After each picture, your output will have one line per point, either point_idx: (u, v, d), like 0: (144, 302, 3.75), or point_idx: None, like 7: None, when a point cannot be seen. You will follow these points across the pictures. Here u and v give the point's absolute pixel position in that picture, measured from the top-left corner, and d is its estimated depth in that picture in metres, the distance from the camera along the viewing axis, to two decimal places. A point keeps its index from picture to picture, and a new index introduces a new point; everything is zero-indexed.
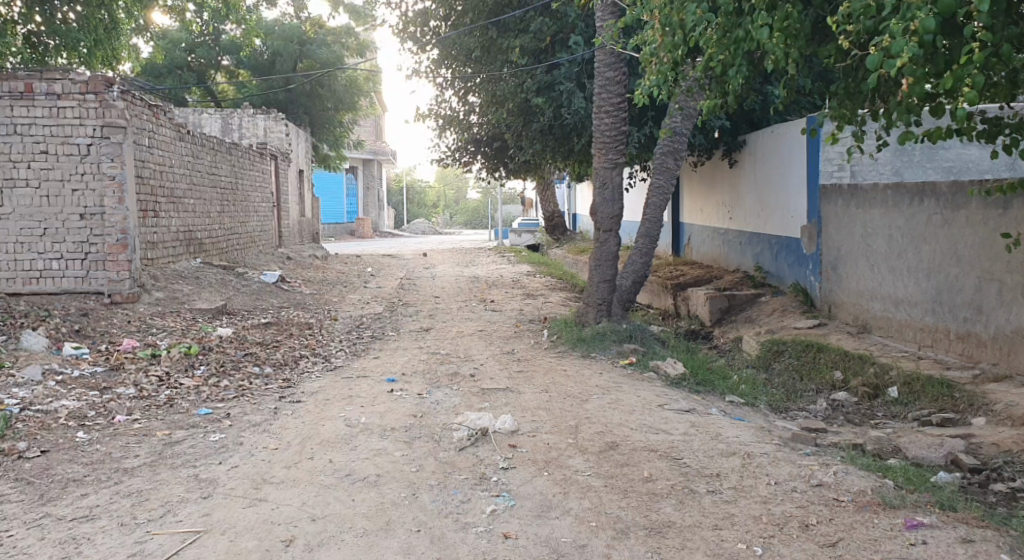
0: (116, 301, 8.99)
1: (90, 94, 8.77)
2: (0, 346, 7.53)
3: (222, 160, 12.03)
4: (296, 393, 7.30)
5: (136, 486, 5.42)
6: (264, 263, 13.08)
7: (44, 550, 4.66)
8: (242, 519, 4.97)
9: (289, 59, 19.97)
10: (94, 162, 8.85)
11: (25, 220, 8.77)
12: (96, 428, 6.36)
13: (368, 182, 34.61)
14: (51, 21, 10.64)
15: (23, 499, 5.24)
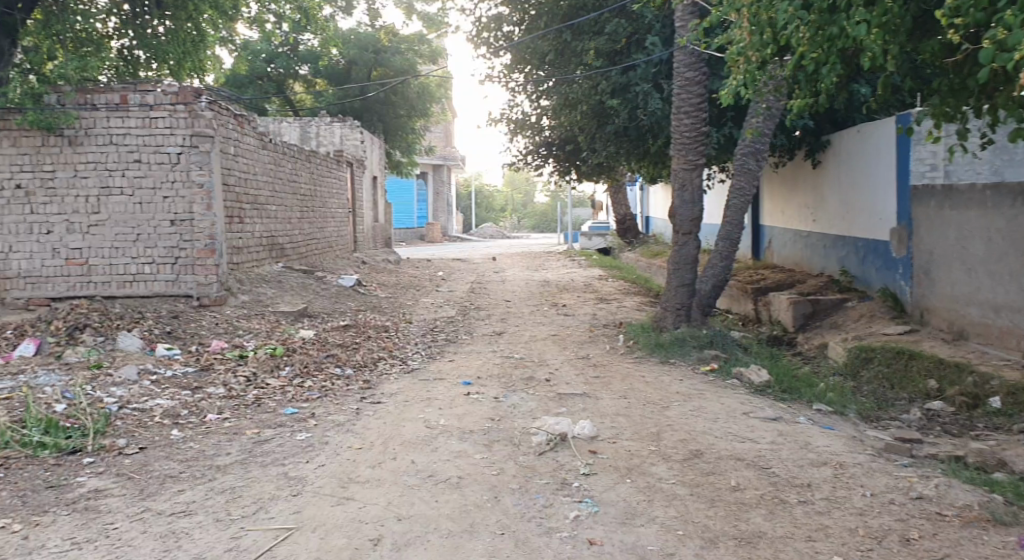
0: (205, 304, 9.21)
1: (181, 105, 9.04)
2: (99, 347, 7.92)
3: (302, 168, 12.27)
4: (375, 395, 7.36)
5: (229, 484, 5.53)
6: (342, 268, 13.28)
7: (146, 542, 4.79)
8: (332, 517, 5.03)
9: (364, 68, 20.24)
10: (184, 169, 9.11)
11: (120, 227, 9.08)
12: (190, 426, 6.53)
13: (438, 188, 34.82)
14: (143, 34, 10.92)
15: (125, 493, 5.41)
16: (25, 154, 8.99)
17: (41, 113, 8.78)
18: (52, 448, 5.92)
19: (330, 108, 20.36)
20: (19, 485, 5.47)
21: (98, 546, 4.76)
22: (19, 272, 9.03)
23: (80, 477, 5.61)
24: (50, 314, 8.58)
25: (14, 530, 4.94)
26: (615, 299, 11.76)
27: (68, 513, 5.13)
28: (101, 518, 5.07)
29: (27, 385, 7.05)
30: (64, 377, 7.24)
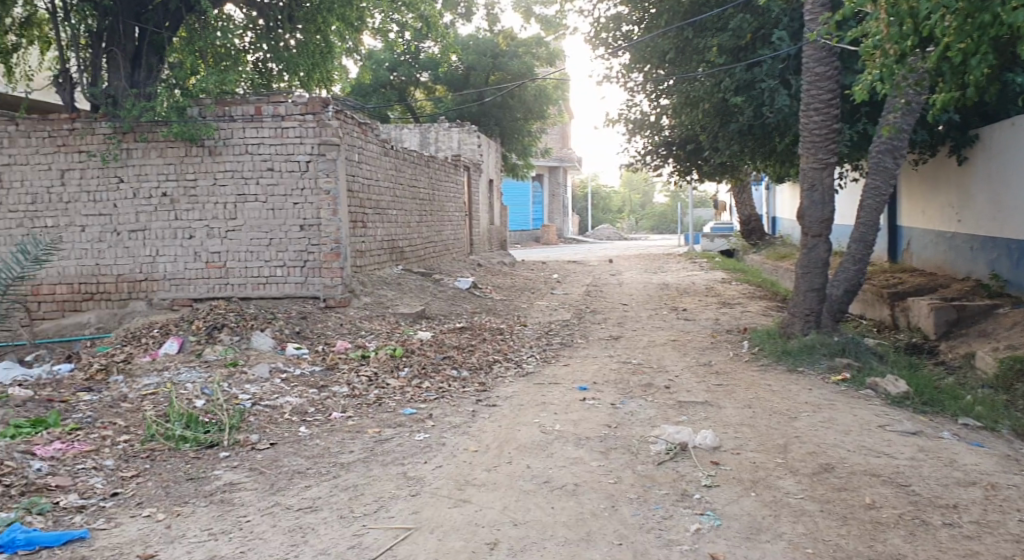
0: (330, 306, 9.42)
1: (309, 115, 9.28)
2: (235, 346, 8.35)
3: (421, 173, 12.40)
4: (490, 397, 7.33)
5: (352, 481, 5.75)
6: (459, 270, 13.39)
7: (276, 536, 5.02)
8: (449, 519, 5.15)
9: (482, 73, 20.38)
10: (312, 177, 9.34)
11: (255, 231, 9.41)
12: (316, 424, 6.77)
13: (554, 190, 34.75)
14: (276, 48, 10.92)
15: (256, 487, 5.67)
16: (170, 164, 9.43)
17: (185, 124, 9.19)
18: (192, 442, 6.23)
19: (448, 113, 20.65)
20: (162, 476, 5.81)
21: (232, 538, 5.00)
22: (164, 274, 9.53)
23: (217, 470, 5.91)
24: (191, 314, 9.01)
25: (157, 519, 5.24)
26: (739, 303, 11.35)
27: (206, 505, 5.41)
28: (235, 511, 5.32)
29: (171, 381, 7.48)
30: (204, 374, 7.64)
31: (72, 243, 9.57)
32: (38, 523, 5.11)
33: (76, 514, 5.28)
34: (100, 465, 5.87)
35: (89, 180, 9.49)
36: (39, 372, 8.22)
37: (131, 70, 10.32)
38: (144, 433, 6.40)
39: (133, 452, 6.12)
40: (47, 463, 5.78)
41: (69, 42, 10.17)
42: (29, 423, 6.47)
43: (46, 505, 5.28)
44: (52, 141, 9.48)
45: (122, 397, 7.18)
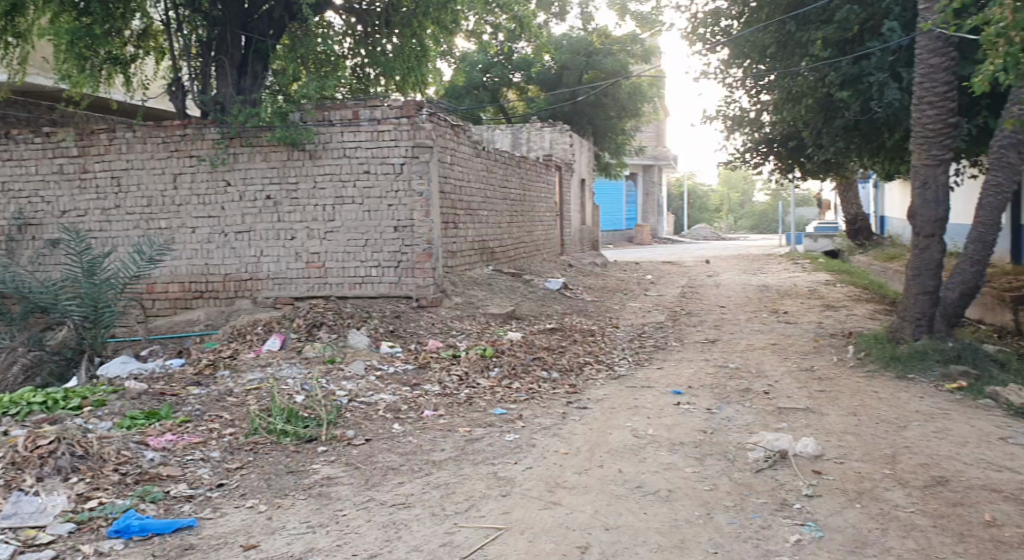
0: (423, 305, 9.46)
1: (404, 118, 9.35)
2: (333, 343, 8.54)
3: (513, 174, 12.41)
4: (581, 399, 7.24)
5: (444, 479, 5.82)
6: (550, 271, 13.31)
7: (370, 531, 5.14)
8: (540, 520, 5.15)
9: (575, 71, 20.46)
10: (406, 179, 9.41)
11: (351, 233, 9.56)
12: (409, 421, 6.91)
13: (649, 189, 34.36)
14: (373, 52, 11.03)
15: (352, 482, 5.82)
16: (273, 168, 9.68)
17: (287, 129, 9.37)
18: (293, 436, 6.44)
19: (542, 113, 20.63)
20: (264, 468, 6.01)
21: (329, 531, 5.17)
22: (268, 274, 9.80)
23: (316, 464, 6.10)
24: (292, 312, 9.21)
25: (260, 510, 5.45)
26: (844, 305, 10.93)
27: (305, 498, 5.59)
28: (332, 505, 5.49)
29: (273, 376, 7.71)
30: (303, 370, 7.86)
31: (183, 243, 9.98)
32: (151, 511, 5.37)
33: (186, 503, 5.53)
34: (207, 457, 6.13)
35: (198, 184, 9.86)
36: (153, 366, 8.62)
37: (237, 78, 10.57)
38: (248, 426, 6.60)
39: (238, 445, 6.33)
40: (160, 453, 6.05)
41: (181, 51, 10.59)
42: (143, 415, 6.72)
43: (158, 494, 5.53)
44: (165, 146, 9.90)
45: (228, 391, 7.44)
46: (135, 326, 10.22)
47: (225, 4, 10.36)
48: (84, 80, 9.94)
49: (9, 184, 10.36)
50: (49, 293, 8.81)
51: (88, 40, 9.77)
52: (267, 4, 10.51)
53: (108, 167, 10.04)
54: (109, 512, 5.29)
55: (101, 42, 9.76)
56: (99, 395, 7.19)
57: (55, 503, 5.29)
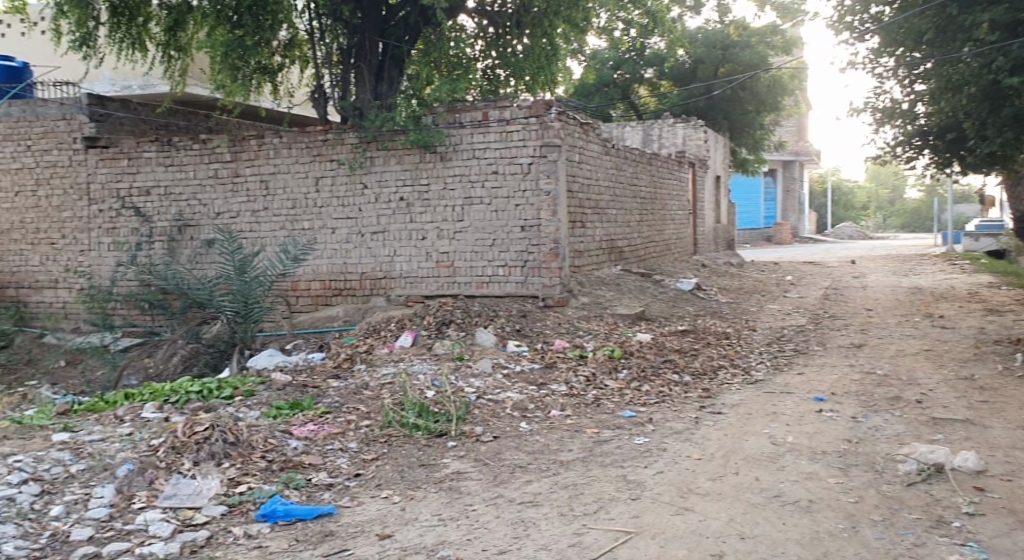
0: (549, 305, 9.37)
1: (533, 118, 9.27)
2: (460, 341, 8.61)
3: (644, 172, 12.18)
4: (715, 404, 6.97)
5: (572, 480, 5.71)
6: (682, 270, 13.00)
7: (499, 527, 5.09)
8: (671, 526, 4.95)
9: (710, 65, 19.82)
10: (534, 179, 9.34)
11: (479, 233, 9.59)
12: (536, 420, 6.86)
13: (789, 185, 33.21)
14: (504, 53, 11.08)
15: (481, 478, 5.82)
16: (406, 171, 9.85)
17: (420, 132, 9.52)
18: (424, 430, 6.52)
19: (675, 109, 20.27)
20: (398, 460, 6.11)
21: (459, 525, 5.15)
22: (400, 273, 9.98)
23: (446, 459, 6.14)
24: (423, 309, 9.34)
25: (394, 501, 5.52)
26: (1009, 310, 10.16)
27: (436, 491, 5.64)
28: (462, 499, 5.49)
29: (405, 371, 7.80)
30: (433, 366, 7.92)
31: (324, 243, 10.29)
32: (295, 497, 5.53)
33: (326, 491, 5.67)
34: (345, 447, 6.29)
35: (338, 187, 10.15)
36: (296, 360, 8.95)
37: (375, 83, 10.96)
38: (382, 419, 6.76)
39: (373, 437, 6.48)
40: (302, 443, 6.26)
41: (323, 60, 11.05)
42: (288, 405, 7.02)
43: (301, 481, 5.69)
44: (309, 151, 10.24)
45: (364, 385, 7.61)
46: (281, 321, 10.54)
47: (365, 12, 10.76)
48: (236, 89, 10.32)
49: (170, 188, 10.87)
50: (205, 290, 9.28)
51: (241, 51, 10.21)
52: (404, 9, 10.86)
53: (258, 171, 10.47)
54: (257, 497, 5.47)
55: (252, 53, 10.22)
56: (249, 386, 7.57)
57: (210, 486, 5.51)
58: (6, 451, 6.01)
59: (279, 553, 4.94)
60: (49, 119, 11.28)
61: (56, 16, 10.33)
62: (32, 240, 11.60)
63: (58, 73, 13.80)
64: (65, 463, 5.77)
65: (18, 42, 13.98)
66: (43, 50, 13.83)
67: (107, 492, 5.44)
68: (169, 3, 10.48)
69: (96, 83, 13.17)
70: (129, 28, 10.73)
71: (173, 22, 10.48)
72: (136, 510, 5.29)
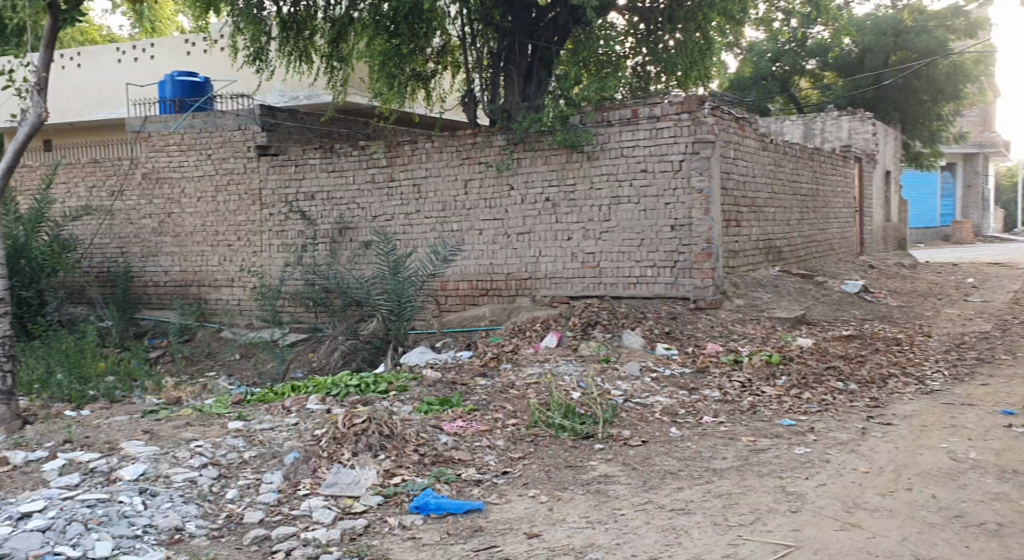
0: (701, 307, 9.04)
1: (685, 114, 8.97)
2: (607, 343, 8.47)
3: (805, 168, 11.63)
4: (884, 415, 6.51)
5: (726, 489, 5.45)
6: (847, 271, 12.32)
7: (650, 533, 4.91)
8: (835, 542, 4.63)
9: (880, 53, 18.78)
10: (685, 176, 9.04)
11: (627, 233, 9.39)
12: (687, 425, 6.63)
13: (969, 180, 30.96)
14: (655, 49, 10.82)
15: (630, 482, 5.66)
16: (553, 171, 9.79)
17: (568, 132, 9.45)
18: (571, 431, 6.43)
19: (839, 100, 19.38)
20: (546, 461, 6.04)
21: (608, 528, 5.00)
22: (546, 274, 9.92)
23: (593, 461, 6.02)
24: (569, 310, 9.25)
25: (541, 500, 5.44)
26: None
27: (584, 493, 5.52)
28: (610, 502, 5.35)
29: (551, 372, 7.73)
30: (579, 368, 7.83)
31: (472, 244, 10.39)
32: (446, 491, 5.54)
33: (475, 487, 5.66)
34: (493, 445, 6.27)
35: (486, 189, 10.21)
36: (445, 357, 9.08)
37: (523, 84, 11.02)
38: (529, 419, 6.71)
39: (520, 436, 6.44)
40: (452, 438, 6.29)
41: (475, 64, 11.29)
42: (438, 401, 7.08)
43: (451, 476, 5.71)
44: (459, 154, 10.36)
45: (510, 384, 7.58)
46: (431, 320, 10.75)
47: (515, 16, 10.73)
48: (392, 96, 10.81)
49: (332, 193, 11.29)
50: (362, 289, 9.64)
51: (397, 60, 10.60)
52: (553, 10, 10.76)
53: (411, 175, 10.70)
54: (410, 489, 5.51)
55: (407, 61, 10.60)
56: (403, 381, 7.70)
57: (367, 476, 5.61)
58: (187, 436, 6.36)
59: (431, 545, 4.93)
60: (227, 129, 11.93)
61: (234, 33, 10.87)
62: (212, 242, 12.24)
63: (235, 85, 14.55)
64: (238, 449, 6.07)
65: (201, 60, 14.84)
66: (223, 65, 14.67)
67: (275, 478, 5.64)
68: (332, 16, 11.07)
69: (268, 94, 13.85)
70: (296, 42, 11.24)
71: (336, 34, 11.03)
72: (301, 497, 5.45)
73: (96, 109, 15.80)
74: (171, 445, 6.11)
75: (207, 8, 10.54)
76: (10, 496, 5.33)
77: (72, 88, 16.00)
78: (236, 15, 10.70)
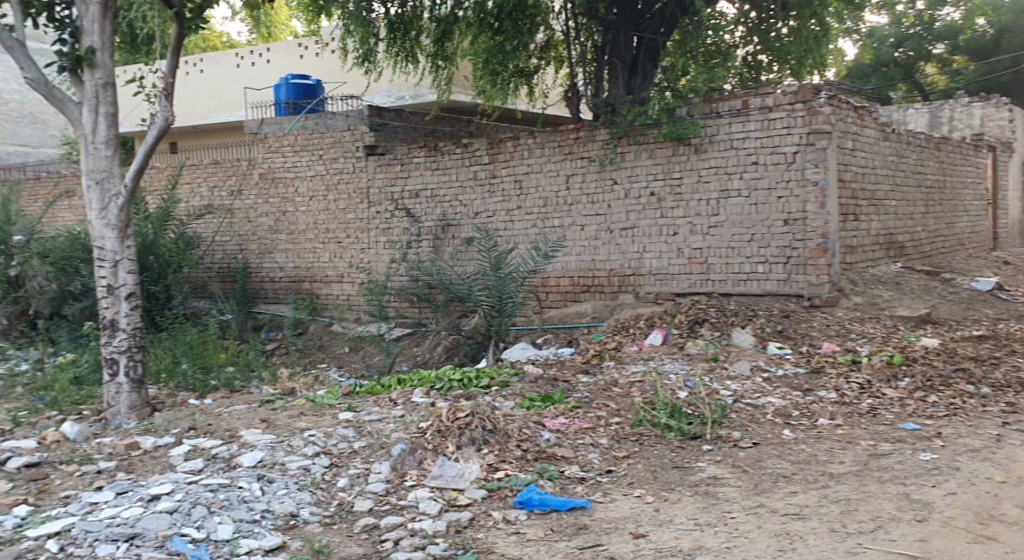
0: (816, 305, 8.70)
1: (800, 103, 8.64)
2: (715, 341, 8.26)
3: (930, 158, 11.06)
4: (1021, 422, 6.11)
5: (845, 494, 5.19)
6: (977, 268, 11.65)
7: (762, 538, 4.72)
8: (967, 555, 4.35)
9: (1018, 34, 17.83)
10: (800, 168, 8.71)
11: (736, 228, 9.13)
12: (801, 428, 6.37)
13: None
14: (766, 38, 10.50)
15: (740, 485, 5.47)
16: (658, 165, 9.60)
17: (674, 125, 9.26)
18: (677, 431, 6.27)
19: (970, 85, 18.39)
20: (652, 460, 5.90)
21: (717, 532, 4.83)
22: (651, 270, 9.74)
23: (702, 462, 5.86)
24: (674, 308, 9.06)
25: (647, 501, 5.31)
26: None
27: (692, 495, 5.36)
28: (720, 505, 5.17)
29: (657, 370, 7.57)
30: (686, 366, 7.64)
31: (574, 241, 10.30)
32: (550, 488, 5.48)
33: (579, 484, 5.58)
34: (597, 443, 6.18)
35: (588, 184, 10.10)
36: (547, 354, 9.03)
37: (628, 78, 10.83)
38: (634, 417, 6.58)
39: (624, 435, 6.32)
40: (555, 435, 6.23)
41: (578, 58, 11.16)
42: (540, 398, 7.03)
43: (555, 473, 5.65)
44: (561, 150, 10.28)
45: (614, 382, 7.46)
46: (532, 316, 10.64)
47: (621, 8, 10.59)
48: (495, 94, 10.92)
49: (436, 191, 11.39)
50: (465, 285, 9.74)
51: (500, 56, 10.64)
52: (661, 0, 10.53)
53: (513, 172, 10.68)
54: (514, 484, 5.47)
55: (510, 57, 10.59)
56: (505, 377, 7.69)
57: (471, 470, 5.60)
58: (301, 426, 6.50)
59: (536, 541, 4.87)
60: (336, 130, 12.20)
61: (343, 35, 11.07)
62: (323, 238, 12.53)
63: (345, 87, 14.74)
64: (348, 439, 6.16)
65: (313, 62, 15.17)
66: (332, 67, 14.81)
67: (383, 468, 5.70)
68: (438, 15, 11.18)
69: (375, 95, 14.12)
70: (404, 42, 11.31)
71: (441, 34, 11.16)
72: (408, 488, 5.48)
73: (217, 111, 16.40)
74: (285, 434, 6.25)
75: (319, 11, 10.91)
76: (140, 479, 5.55)
77: (195, 90, 16.67)
78: (346, 17, 10.88)
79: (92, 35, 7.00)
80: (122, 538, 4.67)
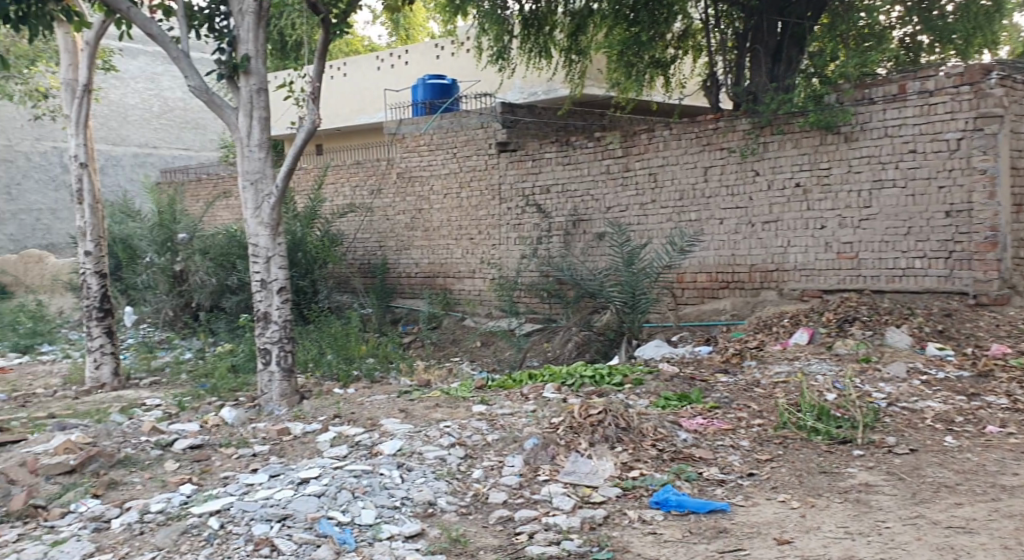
0: (982, 304, 8.02)
1: (966, 86, 7.99)
2: (867, 341, 7.80)
3: None
4: None
5: (1018, 509, 4.73)
6: None
7: (922, 551, 4.34)
8: None
9: None
10: (965, 155, 8.05)
11: (891, 220, 8.57)
12: (966, 435, 5.88)
13: None
14: (928, 16, 9.84)
15: (896, 493, 5.08)
16: (804, 155, 9.15)
17: (821, 113, 8.80)
18: (825, 434, 5.91)
19: None
20: (797, 464, 5.59)
21: (871, 542, 4.49)
22: (796, 265, 9.28)
23: (852, 468, 5.50)
24: (821, 305, 8.63)
25: (792, 506, 5.01)
26: None
27: (842, 502, 5.03)
28: (874, 514, 4.82)
29: (802, 371, 7.19)
30: (835, 367, 7.23)
31: (712, 235, 9.95)
32: (687, 489, 5.26)
33: (719, 487, 5.33)
34: (737, 444, 5.90)
35: (728, 176, 9.75)
36: (683, 351, 8.76)
37: (771, 64, 10.35)
38: (777, 419, 6.25)
39: (767, 437, 6.02)
40: (693, 435, 6.00)
41: (719, 46, 10.86)
42: (676, 397, 6.79)
43: (692, 474, 5.42)
44: (699, 141, 9.96)
45: (756, 382, 7.13)
46: (667, 313, 10.34)
47: None
48: (631, 85, 10.70)
49: (567, 186, 11.26)
50: (597, 280, 9.70)
51: (636, 48, 10.49)
52: None
53: (648, 164, 10.44)
54: (649, 483, 5.29)
55: (646, 48, 10.43)
56: (639, 374, 7.47)
57: (605, 467, 5.46)
58: (438, 417, 6.51)
59: (674, 542, 4.67)
60: (470, 128, 12.30)
61: (478, 35, 11.16)
62: (457, 235, 12.64)
63: (480, 85, 14.80)
64: (482, 432, 6.11)
65: (449, 62, 15.31)
66: (467, 66, 14.99)
67: (516, 461, 5.63)
68: (572, 9, 10.98)
69: (508, 92, 14.14)
70: (538, 39, 11.22)
71: (575, 27, 10.98)
72: (541, 483, 5.38)
73: (360, 113, 16.87)
74: (423, 424, 6.28)
75: (457, 11, 10.85)
76: (291, 462, 5.69)
77: (340, 93, 17.22)
78: (482, 16, 10.99)
79: (247, 43, 7.20)
80: (274, 518, 4.77)
